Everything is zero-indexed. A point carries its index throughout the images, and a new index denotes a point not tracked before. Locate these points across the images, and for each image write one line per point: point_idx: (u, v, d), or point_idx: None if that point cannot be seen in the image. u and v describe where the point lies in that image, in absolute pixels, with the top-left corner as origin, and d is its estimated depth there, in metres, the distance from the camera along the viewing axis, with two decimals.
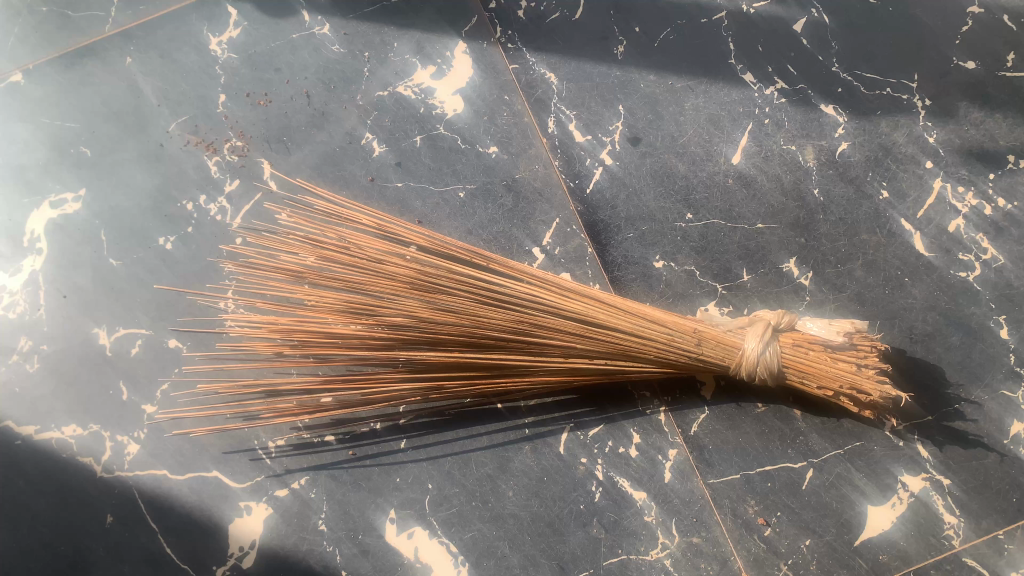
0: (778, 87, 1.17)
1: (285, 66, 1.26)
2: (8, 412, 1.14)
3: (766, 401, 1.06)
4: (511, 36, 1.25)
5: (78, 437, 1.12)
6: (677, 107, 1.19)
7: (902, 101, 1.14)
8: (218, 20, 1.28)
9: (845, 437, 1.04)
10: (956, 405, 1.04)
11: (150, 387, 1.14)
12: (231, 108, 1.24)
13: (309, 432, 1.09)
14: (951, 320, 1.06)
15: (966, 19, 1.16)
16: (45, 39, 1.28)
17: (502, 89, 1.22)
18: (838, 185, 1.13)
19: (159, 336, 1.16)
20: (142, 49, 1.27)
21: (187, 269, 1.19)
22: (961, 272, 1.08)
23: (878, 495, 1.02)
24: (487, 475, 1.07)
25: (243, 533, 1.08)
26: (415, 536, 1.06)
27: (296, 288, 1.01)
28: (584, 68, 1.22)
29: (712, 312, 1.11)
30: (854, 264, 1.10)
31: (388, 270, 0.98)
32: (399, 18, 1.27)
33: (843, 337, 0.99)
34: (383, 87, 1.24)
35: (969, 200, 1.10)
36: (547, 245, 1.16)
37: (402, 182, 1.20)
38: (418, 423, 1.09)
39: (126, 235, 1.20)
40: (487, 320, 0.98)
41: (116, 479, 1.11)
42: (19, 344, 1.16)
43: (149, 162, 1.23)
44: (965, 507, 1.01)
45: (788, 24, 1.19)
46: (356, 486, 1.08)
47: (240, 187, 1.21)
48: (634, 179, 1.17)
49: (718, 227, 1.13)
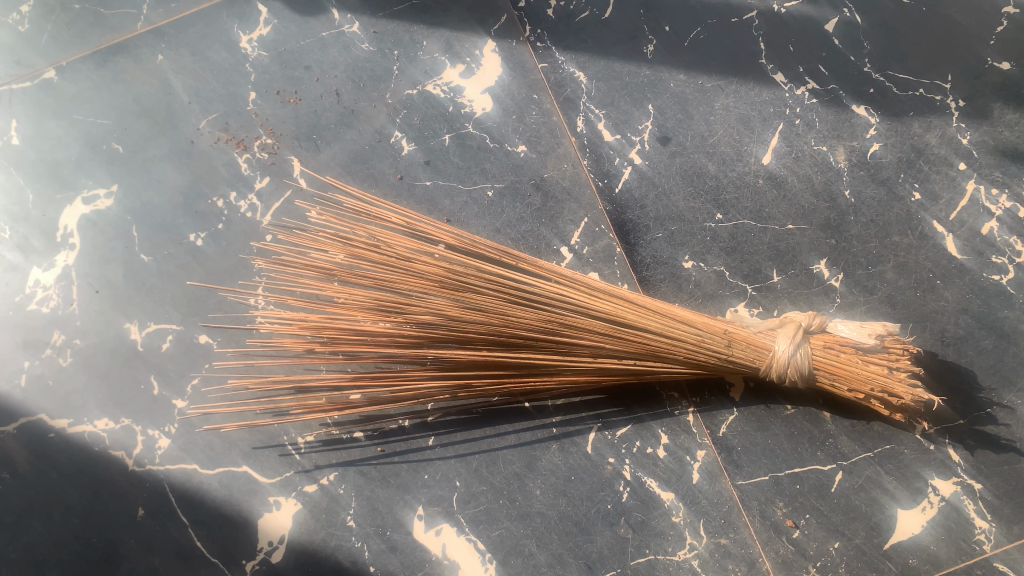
0: (809, 87, 1.17)
1: (314, 64, 1.26)
2: (41, 405, 1.15)
3: (796, 404, 1.06)
4: (540, 35, 1.25)
5: (110, 431, 1.14)
6: (707, 107, 1.19)
7: (935, 102, 1.14)
8: (248, 17, 1.29)
9: (875, 440, 1.03)
10: (988, 409, 1.03)
11: (180, 382, 1.15)
12: (262, 105, 1.25)
13: (338, 428, 1.10)
14: (984, 324, 1.06)
15: (1001, 18, 1.15)
16: (78, 36, 1.29)
17: (531, 88, 1.23)
18: (869, 186, 1.12)
19: (190, 331, 1.17)
20: (173, 47, 1.28)
21: (218, 265, 1.20)
22: (994, 275, 1.07)
23: (909, 499, 1.01)
24: (515, 473, 1.07)
25: (273, 528, 1.08)
26: (442, 533, 1.06)
27: (326, 285, 1.01)
28: (613, 67, 1.22)
29: (742, 313, 1.10)
30: (885, 266, 1.09)
31: (418, 268, 0.99)
32: (428, 17, 1.28)
33: (875, 339, 0.98)
34: (412, 86, 1.25)
35: (1002, 202, 1.09)
36: (575, 245, 1.16)
37: (431, 181, 1.21)
38: (446, 420, 1.10)
39: (157, 231, 1.22)
40: (517, 319, 0.98)
41: (148, 473, 1.12)
42: (52, 338, 1.18)
43: (180, 158, 1.24)
44: (997, 512, 1.00)
45: (820, 23, 1.18)
46: (384, 482, 1.09)
47: (270, 184, 1.22)
48: (663, 180, 1.17)
49: (748, 228, 1.13)
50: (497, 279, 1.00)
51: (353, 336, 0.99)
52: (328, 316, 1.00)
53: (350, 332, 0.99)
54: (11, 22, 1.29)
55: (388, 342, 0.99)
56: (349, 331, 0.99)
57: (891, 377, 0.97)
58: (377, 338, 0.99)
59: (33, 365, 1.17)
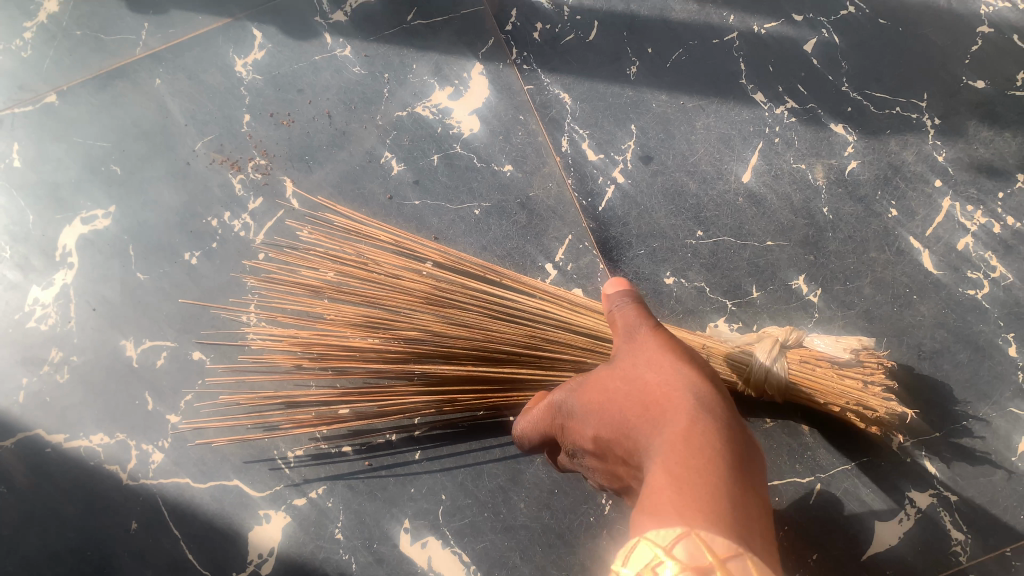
0: (788, 106, 1.20)
1: (307, 86, 1.30)
2: (38, 420, 1.18)
3: (774, 417, 1.07)
4: (527, 58, 1.28)
5: (105, 446, 1.16)
6: (688, 126, 1.22)
7: (911, 120, 1.16)
8: (244, 42, 1.33)
9: (853, 453, 1.05)
10: (963, 422, 1.04)
11: (174, 397, 1.17)
12: (255, 127, 1.28)
13: (326, 442, 1.12)
14: (959, 337, 1.07)
15: (976, 39, 1.18)
16: (79, 61, 1.33)
17: (517, 109, 1.26)
18: (847, 203, 1.14)
19: (184, 348, 1.19)
20: (170, 71, 1.32)
21: (211, 283, 1.23)
22: (970, 289, 1.09)
23: (886, 510, 1.03)
24: (500, 487, 1.10)
25: (263, 540, 1.11)
26: (428, 546, 1.08)
27: (316, 302, 1.04)
28: (597, 88, 1.25)
29: (722, 328, 1.12)
30: (863, 282, 1.11)
31: (406, 286, 1.02)
32: (418, 40, 1.31)
33: (850, 353, 1.01)
34: (402, 107, 1.28)
35: (977, 218, 1.11)
36: (559, 262, 1.18)
37: (420, 200, 1.23)
38: (432, 434, 1.12)
39: (153, 250, 1.25)
40: (501, 334, 1.01)
41: (141, 486, 1.14)
42: (50, 354, 1.21)
43: (176, 179, 1.27)
44: (972, 524, 1.01)
45: (799, 44, 1.21)
46: (372, 496, 1.11)
47: (263, 204, 1.25)
48: (645, 198, 1.19)
49: (728, 245, 1.15)
50: (482, 298, 1.03)
51: (342, 351, 1.01)
52: (319, 332, 1.02)
53: (340, 348, 1.01)
54: (15, 47, 1.33)
55: (377, 358, 1.01)
56: (339, 348, 1.01)
57: (862, 391, 0.99)
58: (366, 354, 1.01)
59: (31, 381, 1.20)
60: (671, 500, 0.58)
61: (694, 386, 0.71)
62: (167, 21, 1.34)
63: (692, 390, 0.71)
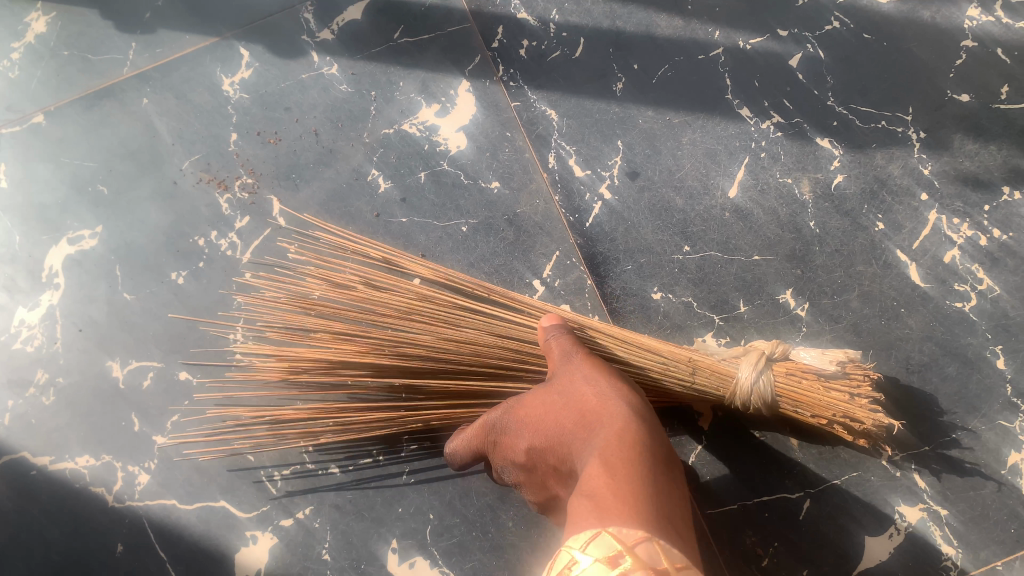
0: (773, 121, 1.20)
1: (294, 105, 1.30)
2: (24, 442, 1.17)
3: (763, 431, 1.07)
4: (513, 75, 1.28)
5: (91, 468, 1.15)
6: (675, 142, 1.22)
7: (897, 134, 1.16)
8: (230, 61, 1.33)
9: (842, 468, 1.05)
10: (953, 435, 1.04)
11: (161, 418, 1.16)
12: (243, 146, 1.28)
13: (313, 462, 1.12)
14: (948, 350, 1.07)
15: (960, 52, 1.18)
16: (66, 82, 1.33)
17: (504, 126, 1.26)
18: (834, 217, 1.14)
19: (170, 368, 1.19)
20: (158, 90, 1.32)
21: (198, 303, 1.22)
22: (957, 302, 1.09)
23: (876, 525, 1.02)
24: (488, 505, 1.09)
25: (249, 562, 1.09)
26: (416, 566, 1.07)
27: (311, 320, 1.03)
28: (584, 104, 1.25)
29: (709, 342, 1.11)
30: (850, 295, 1.11)
31: (402, 303, 1.02)
32: (404, 58, 1.31)
33: (837, 365, 1.00)
34: (389, 125, 1.28)
35: (963, 231, 1.11)
36: (547, 278, 1.18)
37: (407, 217, 1.23)
38: (419, 453, 1.11)
39: (140, 269, 1.24)
40: (493, 351, 1.01)
41: (127, 508, 1.13)
42: (36, 376, 1.20)
43: (163, 199, 1.27)
44: (963, 538, 1.00)
45: (784, 59, 1.22)
46: (359, 516, 1.10)
47: (250, 223, 1.24)
48: (632, 214, 1.19)
49: (715, 260, 1.15)
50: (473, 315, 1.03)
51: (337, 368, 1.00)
52: (314, 348, 1.01)
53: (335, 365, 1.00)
54: (2, 68, 1.33)
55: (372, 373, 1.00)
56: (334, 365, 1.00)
57: (850, 402, 0.98)
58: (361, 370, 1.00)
59: (16, 403, 1.19)
60: (612, 491, 0.73)
61: (619, 395, 0.89)
62: (155, 41, 1.35)
63: (617, 393, 0.89)
